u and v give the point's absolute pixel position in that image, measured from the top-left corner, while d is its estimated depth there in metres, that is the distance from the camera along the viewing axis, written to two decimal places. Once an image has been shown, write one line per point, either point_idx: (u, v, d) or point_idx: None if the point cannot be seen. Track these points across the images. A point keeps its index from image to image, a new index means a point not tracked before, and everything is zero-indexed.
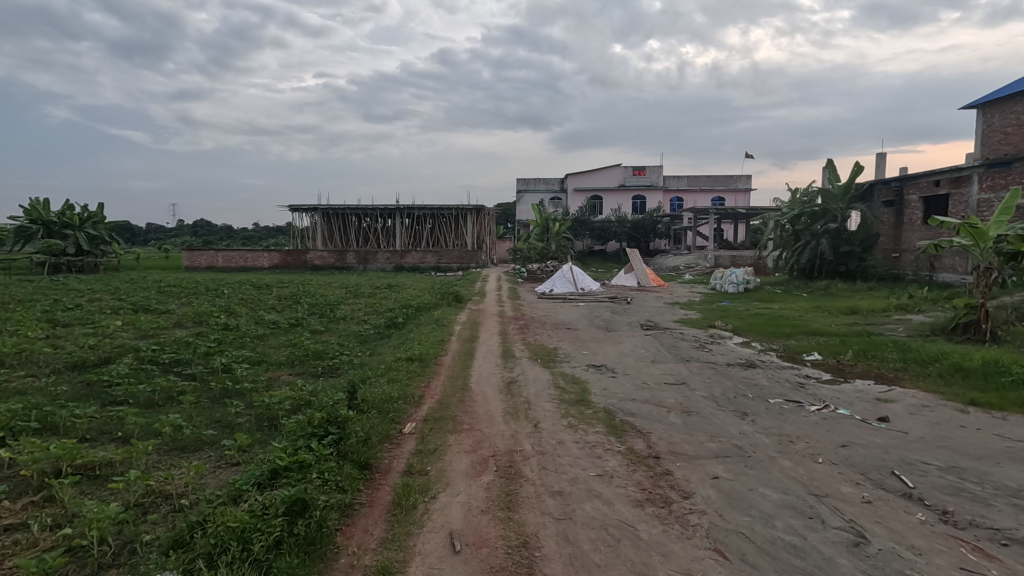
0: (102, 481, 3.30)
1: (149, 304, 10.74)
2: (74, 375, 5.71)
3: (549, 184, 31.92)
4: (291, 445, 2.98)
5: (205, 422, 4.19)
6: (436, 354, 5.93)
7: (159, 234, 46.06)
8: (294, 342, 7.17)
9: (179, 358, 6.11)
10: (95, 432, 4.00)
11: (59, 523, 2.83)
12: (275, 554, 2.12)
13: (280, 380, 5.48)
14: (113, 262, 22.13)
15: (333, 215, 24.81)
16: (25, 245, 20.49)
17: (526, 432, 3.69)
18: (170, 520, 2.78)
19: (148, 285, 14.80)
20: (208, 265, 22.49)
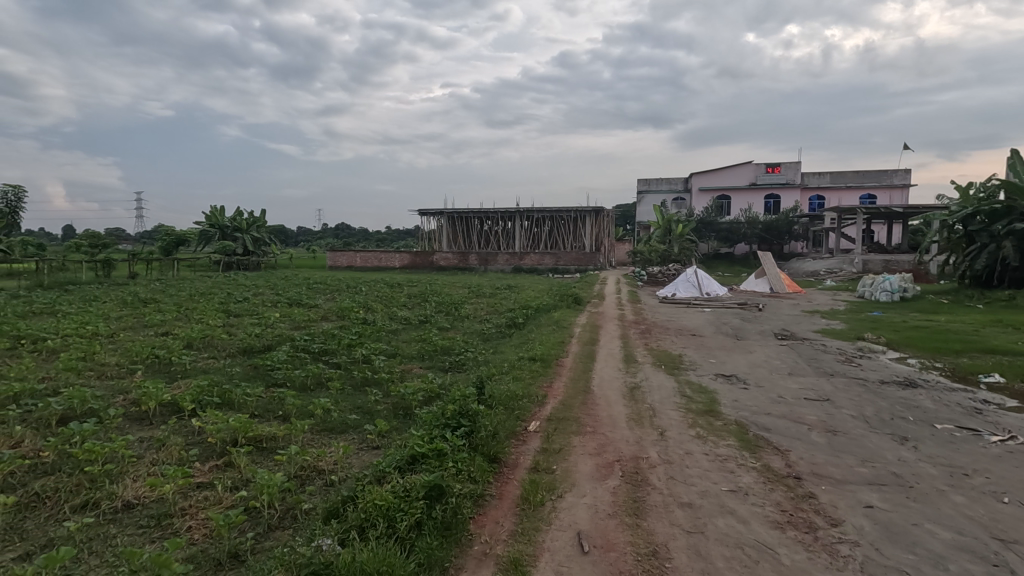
0: (269, 452, 3.79)
1: (302, 299, 12.10)
2: (245, 358, 6.60)
3: (672, 184, 30.79)
4: (428, 433, 3.19)
5: (349, 407, 4.63)
6: (557, 355, 6.00)
7: (308, 236, 51.72)
8: (423, 338, 7.65)
9: (326, 348, 6.82)
10: (262, 409, 4.59)
11: (238, 485, 3.30)
12: (417, 533, 2.30)
13: (412, 372, 5.89)
14: (272, 262, 25.25)
15: (457, 218, 26.16)
16: (205, 245, 24.08)
17: (651, 439, 3.60)
18: (324, 492, 3.11)
19: (300, 282, 16.67)
20: (348, 264, 24.73)
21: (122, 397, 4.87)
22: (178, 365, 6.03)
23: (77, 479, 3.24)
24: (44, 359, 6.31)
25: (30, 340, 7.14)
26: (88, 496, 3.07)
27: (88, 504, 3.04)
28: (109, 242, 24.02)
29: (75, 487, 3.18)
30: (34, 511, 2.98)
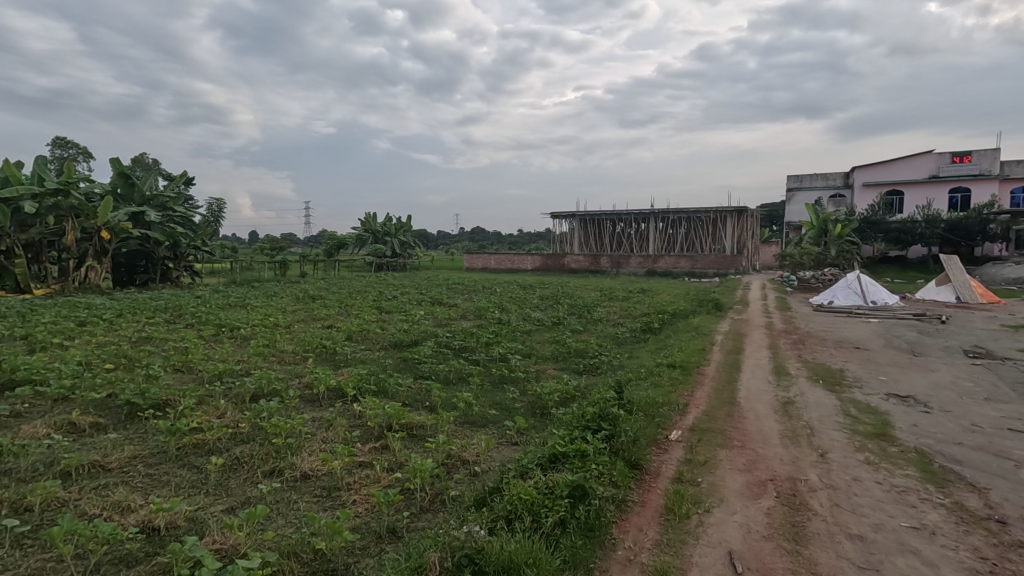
0: (419, 439, 4.10)
1: (443, 298, 12.91)
2: (395, 351, 7.21)
3: (829, 179, 27.85)
4: (569, 434, 3.23)
5: (489, 402, 4.85)
6: (698, 363, 5.72)
7: (446, 240, 54.97)
8: (556, 340, 7.74)
9: (466, 345, 7.19)
10: (412, 399, 4.98)
11: (393, 467, 3.61)
12: (562, 531, 2.34)
13: (547, 372, 6.00)
14: (416, 263, 27.25)
15: (589, 220, 26.15)
16: (360, 248, 26.72)
17: (810, 460, 3.28)
18: (469, 482, 3.29)
19: (440, 282, 17.78)
20: (483, 266, 25.83)
21: (298, 380, 5.59)
22: (339, 355, 6.76)
23: (267, 449, 3.78)
24: (239, 345, 7.47)
25: (228, 328, 8.48)
26: (275, 464, 3.57)
27: (275, 471, 3.53)
28: (285, 245, 27.70)
29: (265, 455, 3.71)
30: (236, 472, 3.53)
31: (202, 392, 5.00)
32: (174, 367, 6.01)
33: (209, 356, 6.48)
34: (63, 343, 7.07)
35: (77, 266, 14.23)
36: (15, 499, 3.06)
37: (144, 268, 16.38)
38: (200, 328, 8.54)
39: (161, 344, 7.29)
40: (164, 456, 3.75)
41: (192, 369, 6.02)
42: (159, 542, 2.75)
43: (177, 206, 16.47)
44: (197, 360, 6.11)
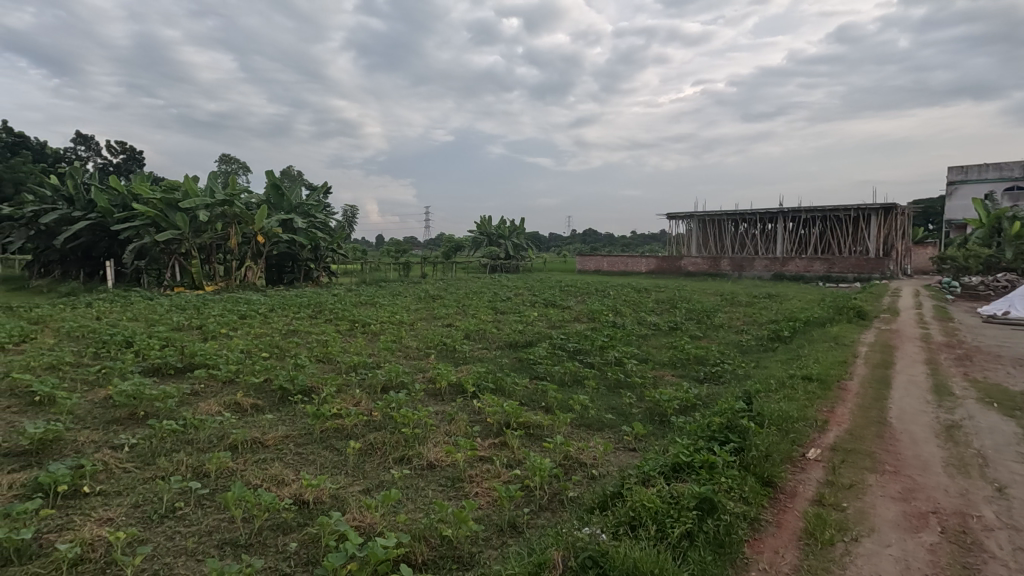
0: (536, 439, 4.16)
1: (556, 300, 12.98)
2: (511, 351, 7.40)
3: (1003, 169, 23.94)
4: (694, 444, 3.10)
5: (605, 406, 4.79)
6: (838, 376, 5.19)
7: (558, 242, 55.21)
8: (674, 345, 7.47)
9: (581, 348, 7.17)
10: (528, 399, 5.07)
11: (512, 464, 3.70)
12: (689, 543, 2.26)
13: (665, 379, 5.79)
14: (528, 265, 27.67)
15: (709, 221, 24.89)
16: (476, 250, 27.74)
17: (984, 495, 2.85)
18: (588, 484, 3.29)
19: (553, 284, 17.86)
20: (596, 269, 25.55)
21: (422, 375, 5.94)
22: (459, 352, 7.08)
23: (397, 437, 4.06)
24: (370, 340, 8.11)
25: (361, 324, 9.24)
26: (404, 452, 3.83)
27: (404, 459, 3.79)
28: (408, 248, 29.58)
29: (395, 443, 3.99)
30: (371, 457, 3.84)
31: (341, 382, 5.50)
32: (316, 358, 6.67)
33: (346, 349, 7.11)
34: (229, 333, 8.15)
35: (239, 266, 16.30)
36: (196, 465, 3.59)
37: (290, 269, 18.38)
38: (337, 323, 9.39)
39: (305, 336, 8.14)
40: (310, 437, 4.18)
41: (331, 360, 6.64)
42: (308, 513, 3.06)
43: (318, 212, 18.26)
44: (335, 352, 6.73)
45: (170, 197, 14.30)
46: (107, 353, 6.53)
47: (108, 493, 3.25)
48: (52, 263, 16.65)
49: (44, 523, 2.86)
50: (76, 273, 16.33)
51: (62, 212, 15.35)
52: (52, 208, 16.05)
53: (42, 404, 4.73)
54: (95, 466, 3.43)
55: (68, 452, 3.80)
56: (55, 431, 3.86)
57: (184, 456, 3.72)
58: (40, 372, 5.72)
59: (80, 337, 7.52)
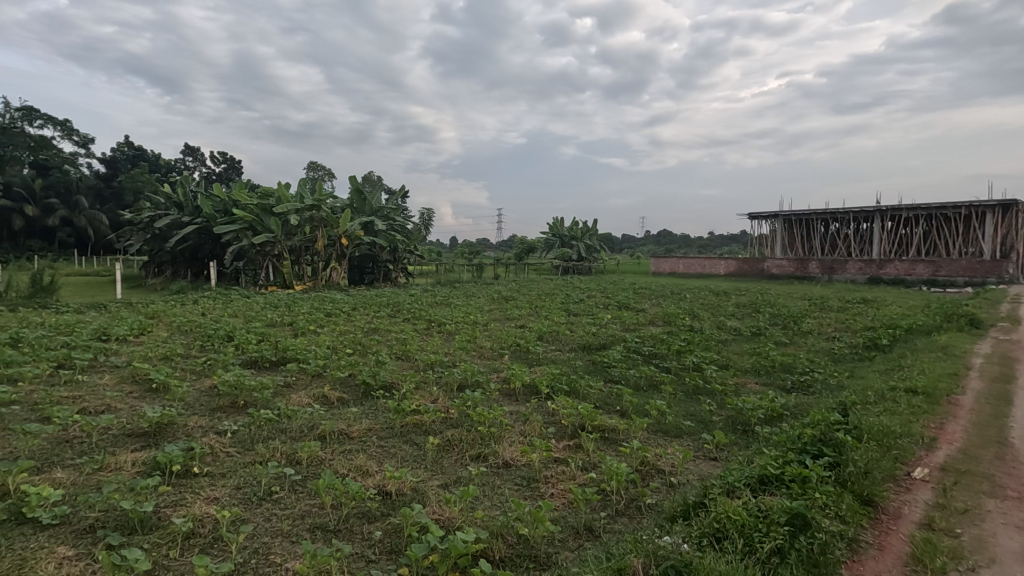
0: (612, 443, 4.10)
1: (630, 303, 12.74)
2: (584, 354, 7.34)
3: None
4: (783, 456, 2.95)
5: (683, 413, 4.65)
6: (947, 390, 4.73)
7: (631, 243, 54.15)
8: (758, 351, 7.10)
9: (656, 351, 7.00)
10: (603, 402, 5.01)
11: (588, 467, 3.68)
12: (779, 561, 2.15)
13: (748, 386, 5.53)
14: (601, 267, 27.34)
15: (795, 220, 23.50)
16: (548, 252, 27.76)
17: None
18: (667, 492, 3.21)
19: (626, 287, 17.53)
20: (671, 271, 24.79)
21: (496, 375, 6.03)
22: (532, 353, 7.12)
23: (473, 435, 4.14)
24: (446, 339, 8.34)
25: (437, 323, 9.52)
26: (481, 450, 3.90)
27: (480, 456, 3.86)
28: (481, 249, 30.11)
29: (472, 441, 4.07)
30: (448, 452, 3.95)
31: (419, 378, 5.70)
32: (396, 355, 6.94)
33: (423, 348, 7.34)
34: (317, 330, 8.66)
35: (325, 267, 17.28)
36: (290, 452, 3.85)
37: (371, 270, 19.25)
38: (414, 322, 9.73)
39: (385, 334, 8.50)
40: (392, 431, 4.36)
41: (410, 357, 6.89)
42: (390, 504, 3.19)
43: (397, 216, 19.00)
44: (413, 350, 6.98)
45: (265, 203, 15.41)
46: (212, 346, 7.14)
47: (214, 474, 3.54)
48: (165, 264, 18.43)
49: (162, 498, 3.17)
50: (185, 273, 17.97)
51: (174, 218, 16.95)
52: (165, 214, 17.77)
53: (158, 390, 5.25)
54: (203, 449, 3.76)
55: (180, 435, 4.18)
56: (169, 415, 4.27)
57: (279, 444, 3.99)
58: (156, 361, 6.35)
59: (189, 331, 8.27)
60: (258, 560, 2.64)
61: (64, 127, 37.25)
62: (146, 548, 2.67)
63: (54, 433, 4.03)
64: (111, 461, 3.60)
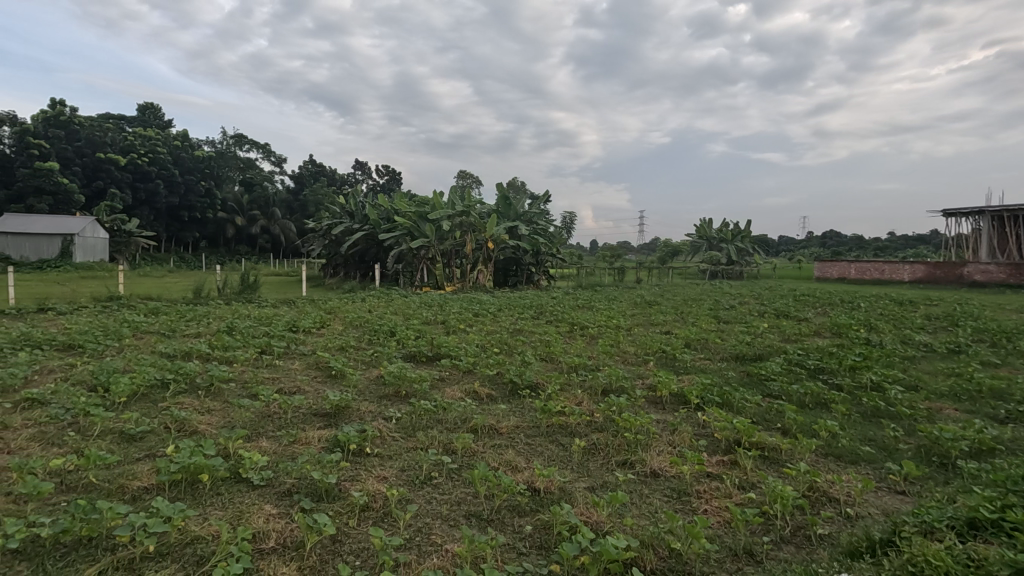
0: (773, 463, 3.77)
1: (790, 311, 11.63)
2: (738, 364, 6.84)
3: None
4: (999, 498, 2.48)
5: (860, 437, 4.11)
6: None
7: (791, 245, 49.37)
8: (958, 372, 6.02)
9: (824, 366, 6.28)
10: (760, 418, 4.62)
11: (745, 485, 3.43)
12: None
13: (946, 413, 4.71)
14: (754, 271, 25.30)
15: (1009, 217, 19.67)
16: (695, 255, 26.38)
17: None
18: (842, 524, 2.88)
19: (785, 293, 16.00)
20: (839, 276, 22.09)
21: (642, 381, 5.86)
22: (680, 361, 6.81)
23: (620, 440, 4.08)
24: (589, 343, 8.33)
25: (580, 326, 9.56)
26: (628, 456, 3.83)
27: (628, 463, 3.79)
28: (623, 253, 29.60)
29: (619, 446, 4.02)
30: (594, 456, 3.93)
31: (564, 380, 5.76)
32: (540, 356, 7.10)
33: (567, 350, 7.41)
34: (466, 329, 9.19)
35: (472, 269, 18.25)
36: (446, 442, 4.14)
37: (514, 272, 19.95)
38: (557, 325, 9.89)
39: (530, 336, 8.73)
40: (538, 430, 4.47)
41: (554, 359, 7.01)
42: (539, 501, 3.27)
43: (540, 220, 19.44)
44: (557, 352, 7.08)
45: (421, 211, 16.77)
46: (378, 340, 7.94)
47: (382, 455, 3.92)
48: (339, 266, 20.92)
49: (342, 472, 3.60)
50: (354, 274, 20.22)
51: (347, 225, 19.17)
52: (340, 222, 20.16)
53: (336, 376, 5.98)
54: (373, 432, 4.18)
55: (354, 418, 4.71)
56: (345, 400, 4.83)
57: (436, 434, 4.31)
58: (335, 351, 7.25)
59: (359, 325, 9.29)
60: (422, 538, 2.88)
61: (265, 149, 44.13)
62: (331, 514, 3.05)
63: (260, 408, 4.79)
64: (302, 436, 4.18)
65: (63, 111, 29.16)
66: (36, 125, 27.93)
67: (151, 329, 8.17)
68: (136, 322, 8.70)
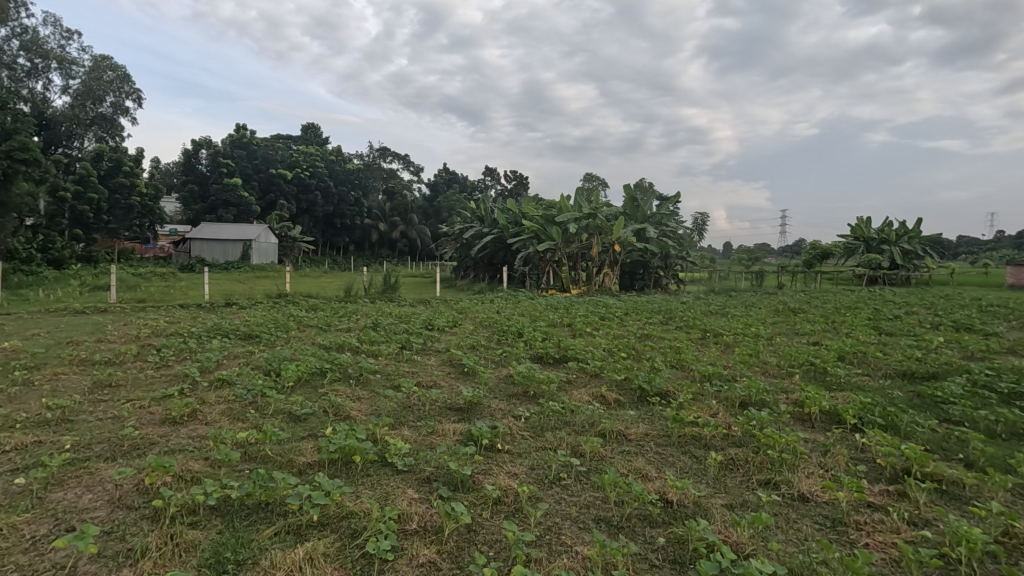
0: (953, 499, 3.26)
1: (973, 323, 9.95)
2: (906, 383, 5.99)
3: None
4: None
5: None
6: None
7: (975, 246, 42.23)
8: None
9: (1022, 391, 5.27)
10: (935, 446, 4.01)
11: (917, 521, 3.01)
12: None
13: None
14: (925, 277, 22.03)
15: None
16: (849, 258, 23.65)
17: None
18: None
19: (964, 302, 13.73)
20: None
21: (786, 396, 5.37)
22: (831, 376, 6.15)
23: (762, 458, 3.78)
24: (724, 351, 7.84)
25: (713, 333, 9.04)
26: (771, 476, 3.53)
27: (771, 482, 3.50)
28: (762, 256, 27.50)
29: (760, 464, 3.72)
30: (733, 472, 3.69)
31: (696, 390, 5.48)
32: (670, 363, 6.83)
33: (699, 358, 7.05)
34: (593, 332, 9.15)
35: (598, 272, 18.09)
36: (574, 444, 4.14)
37: (641, 276, 19.46)
38: (688, 331, 9.45)
39: (659, 341, 8.43)
40: (669, 439, 4.30)
41: (685, 367, 6.70)
42: (672, 513, 3.15)
43: (670, 221, 18.70)
44: (689, 359, 6.77)
45: (548, 214, 17.03)
46: (506, 340, 8.20)
47: (512, 453, 4.04)
48: (469, 268, 21.95)
49: (476, 465, 3.76)
50: (483, 276, 21.08)
51: (477, 230, 20.07)
52: (471, 227, 21.19)
53: (468, 374, 6.27)
54: (504, 430, 4.32)
55: (486, 414, 4.91)
56: (477, 396, 5.05)
57: (564, 435, 4.33)
58: (466, 350, 7.61)
59: (488, 325, 9.69)
60: (552, 537, 2.91)
61: (405, 160, 47.68)
62: (467, 504, 3.20)
63: (401, 399, 5.18)
64: (438, 428, 4.44)
65: (245, 134, 34.06)
66: (225, 147, 32.96)
67: (311, 323, 9.22)
68: (299, 316, 9.88)
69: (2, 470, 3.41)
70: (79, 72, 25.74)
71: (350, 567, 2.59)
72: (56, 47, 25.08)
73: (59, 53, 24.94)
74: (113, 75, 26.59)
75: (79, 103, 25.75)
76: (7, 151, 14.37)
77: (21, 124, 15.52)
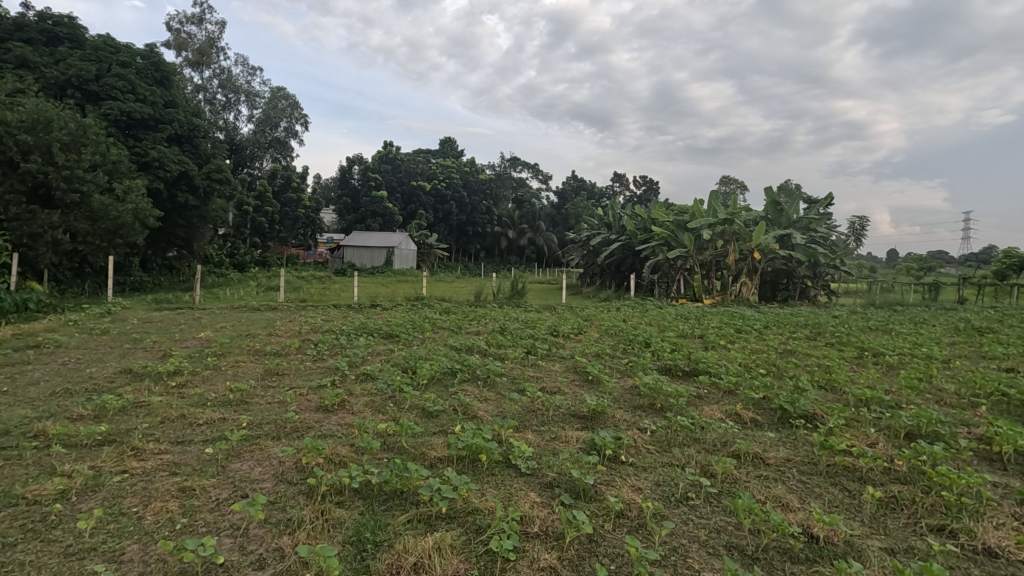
0: None
1: None
2: None
3: None
4: None
5: None
6: None
7: None
8: None
9: None
10: None
11: None
12: None
13: None
14: None
15: None
16: None
17: None
18: None
19: None
20: None
21: (968, 430, 4.57)
22: None
23: (933, 499, 3.25)
24: (884, 373, 6.91)
25: (872, 353, 7.98)
26: (946, 522, 3.03)
27: (946, 530, 3.01)
28: (938, 266, 23.71)
29: (931, 506, 3.21)
30: (896, 512, 3.23)
31: (850, 415, 4.87)
32: (818, 383, 6.17)
33: (853, 379, 6.27)
34: (727, 345, 8.57)
35: (735, 281, 16.94)
36: (705, 463, 3.91)
37: (785, 286, 17.86)
38: (841, 349, 8.44)
39: (804, 358, 7.67)
40: (816, 468, 3.88)
41: (836, 389, 5.99)
42: (818, 550, 2.84)
43: (819, 226, 16.93)
44: (840, 381, 6.04)
45: (680, 220, 16.32)
46: (632, 350, 7.99)
47: (637, 466, 3.91)
48: (596, 276, 21.79)
49: (599, 474, 3.72)
50: (610, 283, 20.78)
51: (604, 236, 19.91)
52: (598, 234, 21.05)
53: (593, 382, 6.22)
54: (629, 442, 4.21)
55: (610, 424, 4.81)
56: (602, 405, 4.98)
57: (694, 453, 4.11)
58: (591, 357, 7.56)
59: (614, 334, 9.49)
60: (678, 559, 2.78)
61: (534, 168, 48.70)
62: (588, 513, 3.18)
63: (526, 403, 5.28)
64: (562, 434, 4.46)
65: (391, 150, 37.20)
66: (374, 163, 36.27)
67: (444, 326, 9.77)
68: (434, 319, 10.53)
69: (197, 439, 4.07)
70: (261, 103, 29.92)
71: (475, 562, 2.70)
72: (245, 83, 29.44)
73: (247, 88, 29.22)
74: (286, 103, 30.47)
75: (260, 130, 29.95)
76: (207, 172, 17.15)
77: (217, 150, 18.47)
